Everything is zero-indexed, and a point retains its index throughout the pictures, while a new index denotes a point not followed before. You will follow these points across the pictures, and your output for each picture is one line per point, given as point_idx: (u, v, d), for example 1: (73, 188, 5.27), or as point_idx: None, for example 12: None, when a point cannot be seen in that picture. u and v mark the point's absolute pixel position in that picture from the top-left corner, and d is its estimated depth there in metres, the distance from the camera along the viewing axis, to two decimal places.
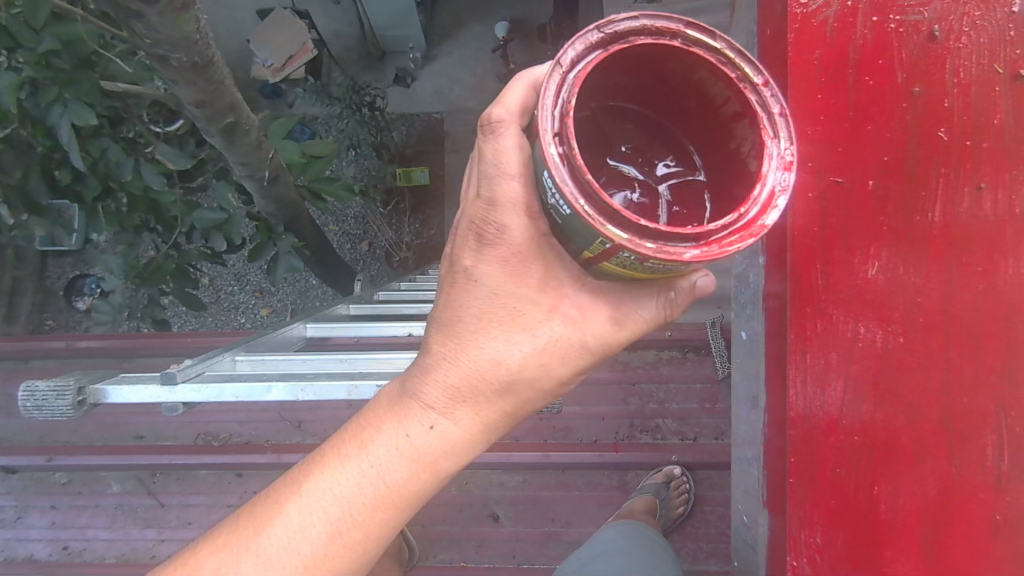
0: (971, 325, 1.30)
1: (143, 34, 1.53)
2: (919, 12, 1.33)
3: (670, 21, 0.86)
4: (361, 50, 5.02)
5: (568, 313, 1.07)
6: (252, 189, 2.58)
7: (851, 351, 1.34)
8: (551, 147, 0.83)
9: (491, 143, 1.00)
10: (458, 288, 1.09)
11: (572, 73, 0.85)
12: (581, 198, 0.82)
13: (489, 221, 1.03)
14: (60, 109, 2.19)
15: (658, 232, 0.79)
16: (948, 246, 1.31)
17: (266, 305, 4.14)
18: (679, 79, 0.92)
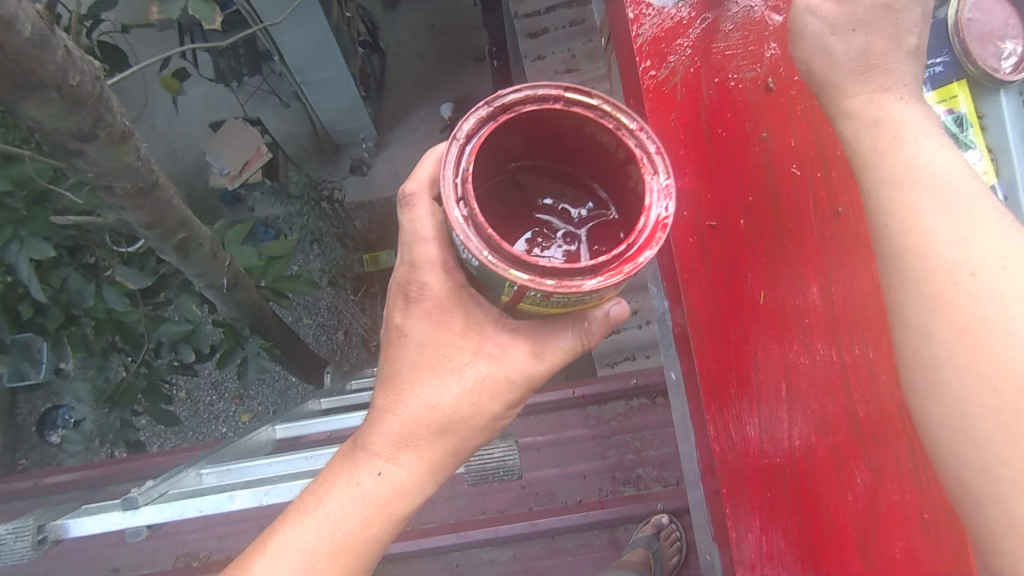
0: (857, 332, 1.35)
1: (86, 169, 1.61)
2: (752, 67, 1.45)
3: (550, 89, 0.95)
4: (314, 147, 5.21)
5: (492, 351, 1.15)
6: (213, 297, 2.61)
7: (754, 377, 1.37)
8: (454, 208, 0.93)
9: (407, 212, 1.15)
10: (391, 343, 1.18)
11: (470, 143, 0.95)
12: (484, 249, 0.91)
13: (411, 281, 1.15)
14: (16, 246, 2.20)
15: (556, 269, 0.88)
16: (824, 261, 1.37)
17: (247, 410, 4.10)
18: (573, 136, 1.00)
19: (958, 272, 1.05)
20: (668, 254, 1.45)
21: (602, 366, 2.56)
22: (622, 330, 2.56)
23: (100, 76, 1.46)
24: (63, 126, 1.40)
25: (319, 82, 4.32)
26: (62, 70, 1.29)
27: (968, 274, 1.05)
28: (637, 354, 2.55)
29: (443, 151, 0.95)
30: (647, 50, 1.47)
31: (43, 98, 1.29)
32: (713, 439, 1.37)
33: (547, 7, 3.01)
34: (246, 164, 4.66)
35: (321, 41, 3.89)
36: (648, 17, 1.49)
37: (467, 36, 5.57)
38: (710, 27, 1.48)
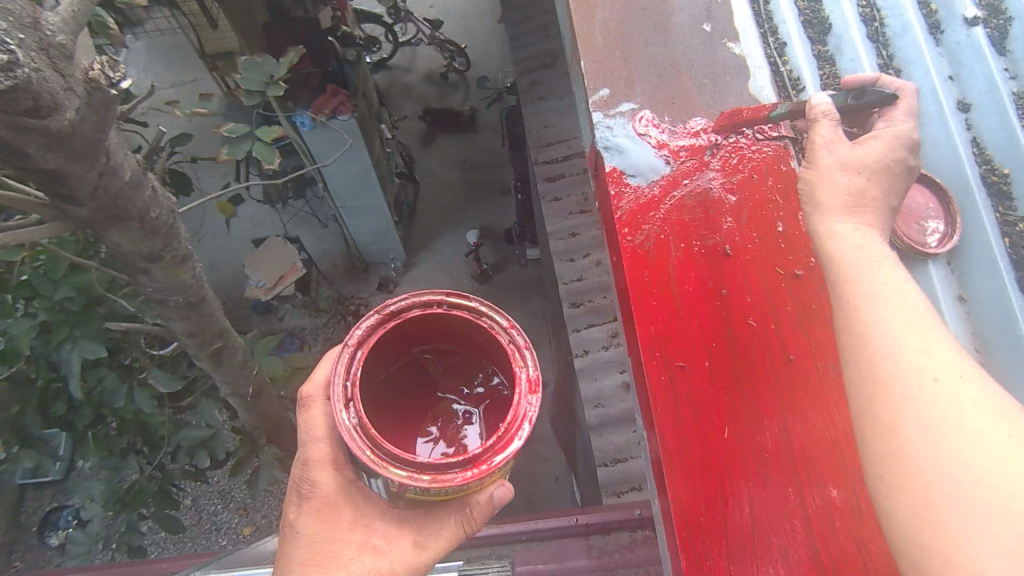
0: (818, 477, 1.31)
1: (147, 285, 1.83)
2: (712, 235, 1.47)
3: (432, 296, 1.11)
4: (346, 265, 5.56)
5: (376, 543, 1.27)
6: (236, 404, 2.73)
7: (722, 517, 1.30)
8: (341, 413, 1.04)
9: (304, 413, 1.37)
10: (286, 543, 1.32)
11: (360, 348, 1.09)
12: (367, 448, 1.01)
13: (304, 480, 1.34)
14: (68, 346, 2.45)
15: (428, 466, 0.98)
16: (781, 408, 1.36)
17: (249, 522, 4.05)
18: (460, 331, 1.14)
19: (914, 376, 1.01)
20: (639, 394, 1.43)
21: (608, 495, 2.53)
22: (629, 459, 2.58)
23: (175, 210, 1.72)
24: (137, 250, 1.64)
25: (357, 208, 4.75)
26: (146, 207, 1.54)
27: (929, 379, 1.00)
28: (643, 484, 2.54)
29: (337, 357, 1.09)
30: (624, 219, 1.49)
31: (127, 228, 1.53)
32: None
33: (564, 156, 3.39)
34: (281, 278, 4.88)
35: (362, 173, 4.34)
36: (622, 190, 1.52)
37: (494, 173, 6.12)
38: (677, 200, 1.50)
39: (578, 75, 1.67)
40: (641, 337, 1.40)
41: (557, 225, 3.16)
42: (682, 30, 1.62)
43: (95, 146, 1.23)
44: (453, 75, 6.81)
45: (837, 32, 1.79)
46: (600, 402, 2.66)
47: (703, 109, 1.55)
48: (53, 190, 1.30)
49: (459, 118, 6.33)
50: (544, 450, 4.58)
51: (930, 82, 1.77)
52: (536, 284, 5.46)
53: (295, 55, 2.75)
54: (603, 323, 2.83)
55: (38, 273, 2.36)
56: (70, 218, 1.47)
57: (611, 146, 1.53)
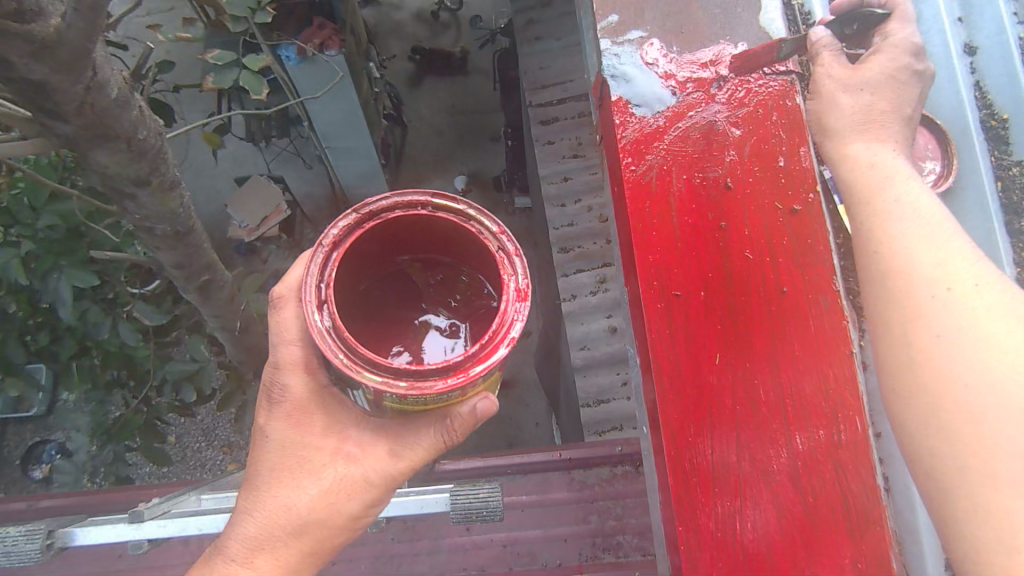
0: (806, 421, 1.37)
1: (134, 211, 1.79)
2: (715, 168, 1.46)
3: (416, 197, 1.08)
4: (332, 207, 5.47)
5: (350, 451, 1.33)
6: (223, 339, 2.73)
7: (708, 429, 1.38)
8: (313, 315, 1.02)
9: (276, 314, 1.37)
10: (258, 447, 1.36)
11: (335, 249, 1.06)
12: (341, 352, 1.00)
13: (276, 384, 1.36)
14: (55, 276, 2.40)
15: (405, 371, 0.97)
16: (771, 342, 1.39)
17: (233, 460, 4.11)
18: (446, 236, 1.14)
19: (931, 286, 1.17)
20: (636, 330, 1.45)
21: (590, 435, 2.62)
22: (611, 401, 2.65)
23: (163, 133, 1.67)
24: (124, 173, 1.59)
25: (343, 149, 4.62)
26: (134, 127, 1.50)
27: (944, 287, 1.17)
28: (625, 425, 2.63)
29: (310, 256, 1.07)
30: (628, 147, 1.48)
31: (113, 148, 1.49)
32: (670, 483, 1.37)
33: (558, 99, 3.33)
34: (264, 220, 4.89)
35: (349, 113, 4.22)
36: (628, 119, 1.50)
37: (484, 118, 6.00)
38: (682, 131, 1.48)
39: (587, 5, 1.62)
40: (639, 270, 1.42)
41: (550, 169, 3.13)
42: None
43: (83, 56, 1.18)
44: (444, 13, 6.56)
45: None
46: (586, 345, 2.71)
47: (712, 41, 1.51)
48: (37, 101, 1.25)
49: (450, 59, 6.14)
50: (526, 396, 4.68)
51: (939, 24, 1.77)
52: (525, 233, 5.45)
53: None
54: (591, 269, 2.85)
55: (15, 199, 2.29)
56: (55, 134, 1.42)
57: (617, 75, 1.51)
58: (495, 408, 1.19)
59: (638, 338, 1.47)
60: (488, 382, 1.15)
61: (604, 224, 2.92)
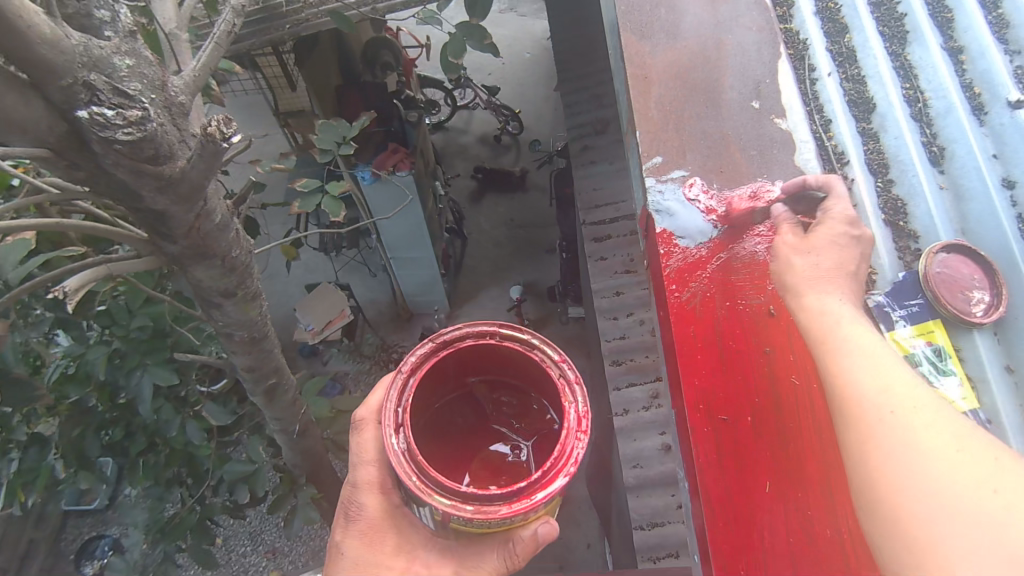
0: (869, 565, 1.25)
1: (219, 319, 1.97)
2: (758, 296, 1.49)
3: (486, 326, 1.17)
4: (392, 313, 5.71)
5: (416, 572, 1.31)
6: (282, 441, 2.82)
7: (764, 563, 1.28)
8: (390, 437, 1.09)
9: (355, 436, 1.48)
10: (335, 564, 1.44)
11: (412, 374, 1.15)
12: (413, 474, 1.06)
13: (352, 503, 1.45)
14: (139, 373, 2.56)
15: (471, 495, 1.01)
16: (825, 475, 1.32)
17: (276, 567, 4.05)
18: (513, 362, 1.19)
19: (878, 413, 1.14)
20: (684, 453, 1.42)
21: (644, 561, 2.48)
22: (665, 523, 2.52)
23: (252, 251, 1.86)
24: (216, 286, 1.78)
25: (407, 259, 4.93)
26: (229, 246, 1.69)
27: (889, 412, 1.13)
28: (681, 552, 2.47)
29: (391, 380, 1.15)
30: (672, 275, 1.53)
31: (209, 265, 1.68)
32: None
33: (611, 218, 3.49)
34: (329, 323, 5.04)
35: (413, 227, 4.54)
36: (672, 249, 1.56)
37: (540, 232, 6.28)
38: (725, 261, 1.54)
39: (633, 145, 1.74)
40: (684, 392, 1.42)
41: (603, 283, 3.23)
42: (733, 106, 1.68)
43: (199, 190, 1.38)
44: (505, 138, 7.12)
45: (882, 112, 1.85)
46: (639, 462, 2.63)
47: (753, 178, 1.59)
48: (155, 226, 1.46)
49: (509, 179, 6.58)
50: (577, 514, 4.48)
51: (974, 161, 1.75)
52: (577, 343, 5.47)
53: (366, 119, 2.96)
54: (644, 382, 2.84)
55: (116, 304, 2.53)
56: (164, 252, 1.63)
57: (657, 211, 1.59)
58: (556, 534, 1.15)
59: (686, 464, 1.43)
60: (551, 506, 1.12)
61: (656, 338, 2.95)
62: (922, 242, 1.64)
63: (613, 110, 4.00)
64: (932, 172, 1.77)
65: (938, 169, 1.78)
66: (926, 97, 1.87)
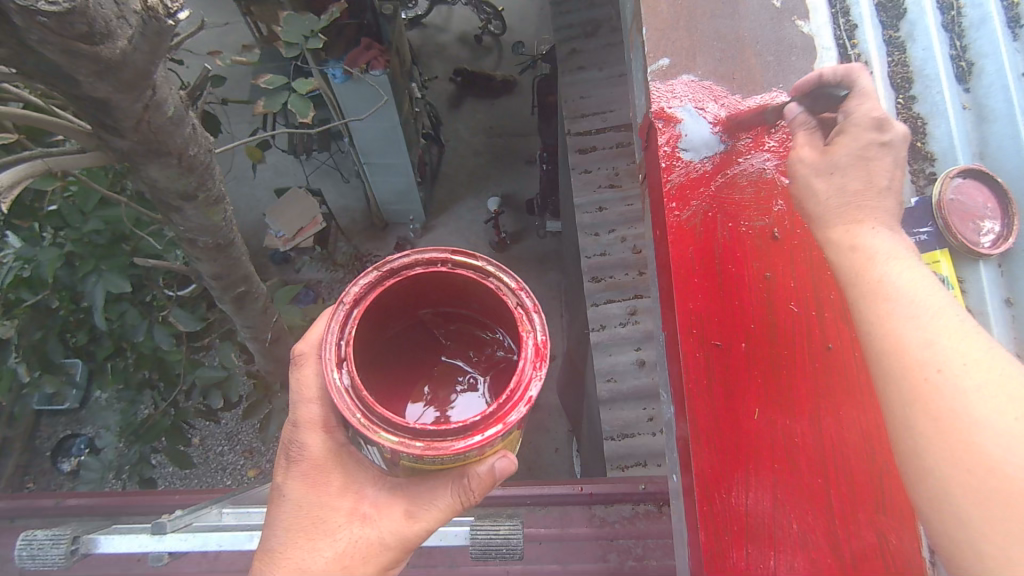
0: (847, 479, 1.28)
1: (179, 224, 1.83)
2: (762, 217, 1.43)
3: (436, 253, 1.07)
4: (365, 222, 5.55)
5: (365, 511, 1.26)
6: (254, 350, 2.74)
7: (744, 480, 1.29)
8: (332, 373, 1.00)
9: (297, 371, 1.35)
10: (274, 506, 1.31)
11: (355, 306, 1.05)
12: (358, 411, 0.98)
13: (293, 442, 1.32)
14: (95, 278, 2.40)
15: (419, 432, 0.94)
16: (815, 401, 1.32)
17: (253, 466, 4.13)
18: (462, 290, 1.11)
19: (922, 368, 0.96)
20: (672, 373, 1.40)
21: (612, 469, 2.54)
22: (637, 435, 2.58)
23: (212, 149, 1.70)
24: (174, 187, 1.64)
25: (380, 165, 4.70)
26: (186, 143, 1.54)
27: (936, 370, 0.94)
28: (649, 461, 2.54)
29: (330, 312, 1.05)
30: (673, 193, 1.45)
31: (166, 164, 1.53)
32: (699, 522, 1.28)
33: (597, 129, 3.33)
34: (300, 230, 4.89)
35: (388, 130, 4.29)
36: (674, 163, 1.47)
37: (521, 141, 6.05)
38: (729, 179, 1.46)
39: (637, 48, 1.60)
40: (680, 314, 1.37)
41: (585, 198, 3.13)
42: (751, 6, 1.55)
43: (145, 77, 1.22)
44: (487, 39, 6.70)
45: (912, 19, 1.72)
46: (613, 377, 2.67)
47: (767, 88, 1.48)
48: (99, 118, 1.30)
49: (490, 83, 6.24)
50: (547, 421, 4.61)
51: (1004, 78, 1.65)
52: (554, 257, 5.43)
53: (335, 6, 2.67)
54: (623, 299, 2.82)
55: (68, 203, 2.35)
56: (111, 148, 1.47)
57: (666, 113, 1.48)
58: (515, 468, 1.12)
59: (674, 387, 1.41)
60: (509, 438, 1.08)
61: (638, 256, 2.90)
62: (937, 166, 1.58)
63: (605, 10, 3.72)
64: (956, 89, 1.67)
65: (964, 86, 1.68)
66: (960, 5, 1.74)
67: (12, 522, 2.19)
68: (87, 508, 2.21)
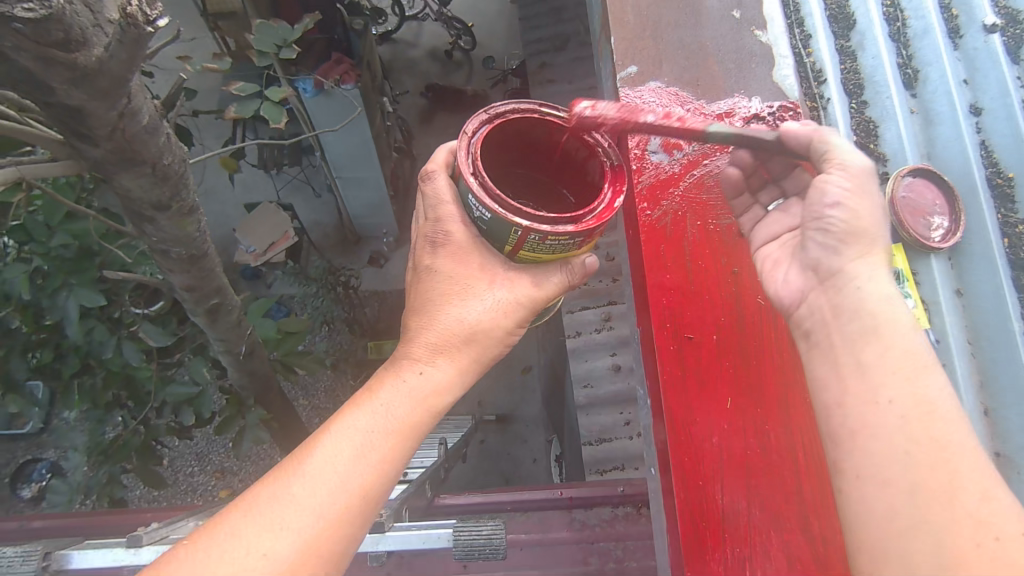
0: (814, 468, 1.32)
1: (152, 234, 1.81)
2: (728, 215, 1.49)
3: (526, 104, 1.23)
4: (338, 235, 5.52)
5: (504, 281, 1.28)
6: (228, 363, 2.70)
7: (719, 474, 1.33)
8: (468, 178, 1.16)
9: (428, 185, 1.30)
10: (424, 279, 1.31)
11: (473, 137, 1.20)
12: (495, 203, 1.14)
13: (435, 232, 1.30)
14: (64, 293, 2.35)
15: (547, 218, 1.13)
16: (782, 391, 1.37)
17: (225, 486, 4.04)
18: (545, 138, 1.28)
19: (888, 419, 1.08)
20: (649, 367, 1.45)
21: (591, 473, 2.55)
22: (614, 439, 2.61)
23: (187, 159, 1.70)
24: (147, 197, 1.63)
25: (351, 179, 4.68)
26: (160, 153, 1.54)
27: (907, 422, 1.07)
28: (627, 465, 2.57)
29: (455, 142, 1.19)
30: (644, 193, 1.51)
31: (140, 173, 1.53)
32: (677, 520, 1.31)
33: None
34: (271, 245, 4.83)
35: (359, 143, 4.29)
36: (644, 165, 1.55)
37: None
38: (698, 179, 1.53)
39: (608, 57, 1.66)
40: (653, 310, 1.42)
41: None
42: (712, 15, 1.61)
43: (121, 85, 1.22)
44: (457, 54, 6.74)
45: (861, 29, 1.83)
46: (589, 382, 2.72)
47: (729, 93, 1.56)
48: (72, 126, 1.30)
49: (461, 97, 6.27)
50: (524, 432, 4.60)
51: (945, 85, 1.80)
52: None
53: (308, 19, 2.67)
54: (598, 305, 2.88)
55: (34, 217, 2.29)
56: (84, 157, 1.46)
57: None
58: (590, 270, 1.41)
59: (650, 386, 1.45)
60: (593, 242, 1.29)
61: (611, 263, 2.95)
62: (889, 166, 1.71)
63: (573, 26, 3.83)
64: (905, 95, 1.81)
65: (911, 92, 1.82)
66: (905, 16, 1.86)
67: None
68: (52, 529, 2.18)
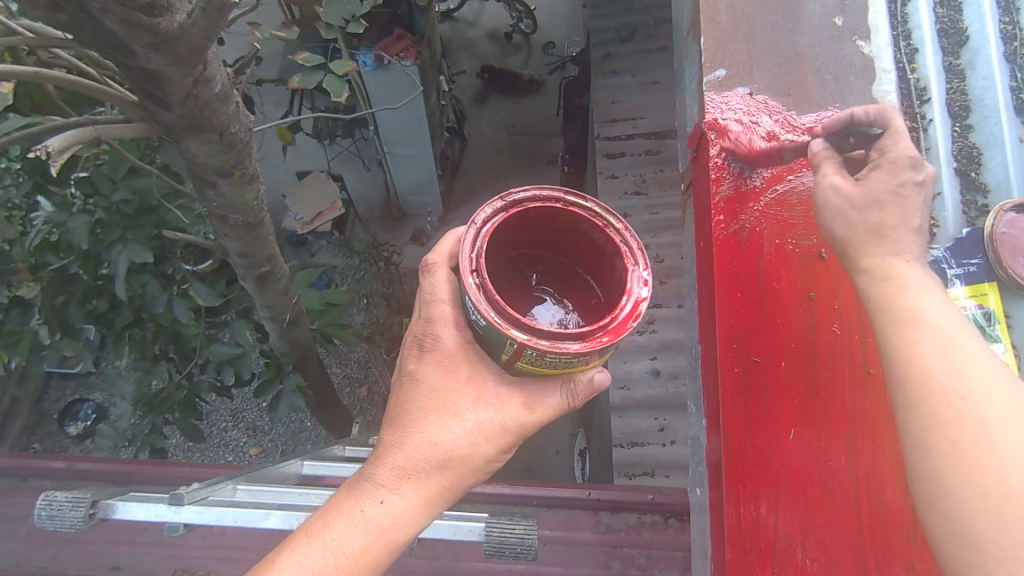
0: (880, 511, 1.27)
1: (212, 199, 1.84)
2: (809, 236, 1.41)
3: (552, 191, 1.09)
4: (384, 210, 5.56)
5: (491, 401, 1.17)
6: (272, 330, 2.76)
7: (778, 501, 1.29)
8: (468, 277, 1.05)
9: (426, 278, 1.22)
10: (403, 388, 1.21)
11: (483, 229, 1.08)
12: (492, 312, 1.02)
13: (424, 334, 1.20)
14: (119, 247, 2.40)
15: (548, 330, 1.00)
16: (852, 426, 1.31)
17: (256, 445, 4.16)
18: (571, 229, 1.13)
19: (948, 391, 1.01)
20: (710, 386, 1.41)
21: (619, 476, 2.52)
22: (646, 444, 2.57)
23: (252, 128, 1.70)
24: (212, 162, 1.64)
25: (403, 156, 4.69)
26: (228, 120, 1.55)
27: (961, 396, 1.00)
28: (657, 472, 2.52)
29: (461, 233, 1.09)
30: (721, 205, 1.45)
31: (206, 139, 1.54)
32: (728, 551, 1.29)
33: (627, 135, 3.33)
34: (318, 215, 4.90)
35: (413, 121, 4.29)
36: (724, 176, 1.47)
37: (543, 141, 5.99)
38: (779, 196, 1.46)
39: (693, 57, 1.60)
40: (721, 329, 1.37)
41: (610, 203, 3.14)
42: (811, 21, 1.52)
43: (199, 52, 1.22)
44: (517, 37, 6.67)
45: (973, 47, 1.71)
46: (626, 384, 2.67)
47: (821, 108, 1.47)
48: (147, 88, 1.31)
49: (517, 82, 6.22)
50: (550, 422, 4.59)
51: None
52: None
53: None
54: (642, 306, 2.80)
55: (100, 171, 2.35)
56: (156, 119, 1.48)
57: (718, 125, 1.48)
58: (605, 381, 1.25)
59: (710, 409, 1.42)
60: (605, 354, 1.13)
61: (659, 265, 2.88)
62: (990, 197, 1.58)
63: (641, 16, 3.71)
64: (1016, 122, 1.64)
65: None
66: None
67: (25, 482, 2.27)
68: (97, 473, 2.27)
